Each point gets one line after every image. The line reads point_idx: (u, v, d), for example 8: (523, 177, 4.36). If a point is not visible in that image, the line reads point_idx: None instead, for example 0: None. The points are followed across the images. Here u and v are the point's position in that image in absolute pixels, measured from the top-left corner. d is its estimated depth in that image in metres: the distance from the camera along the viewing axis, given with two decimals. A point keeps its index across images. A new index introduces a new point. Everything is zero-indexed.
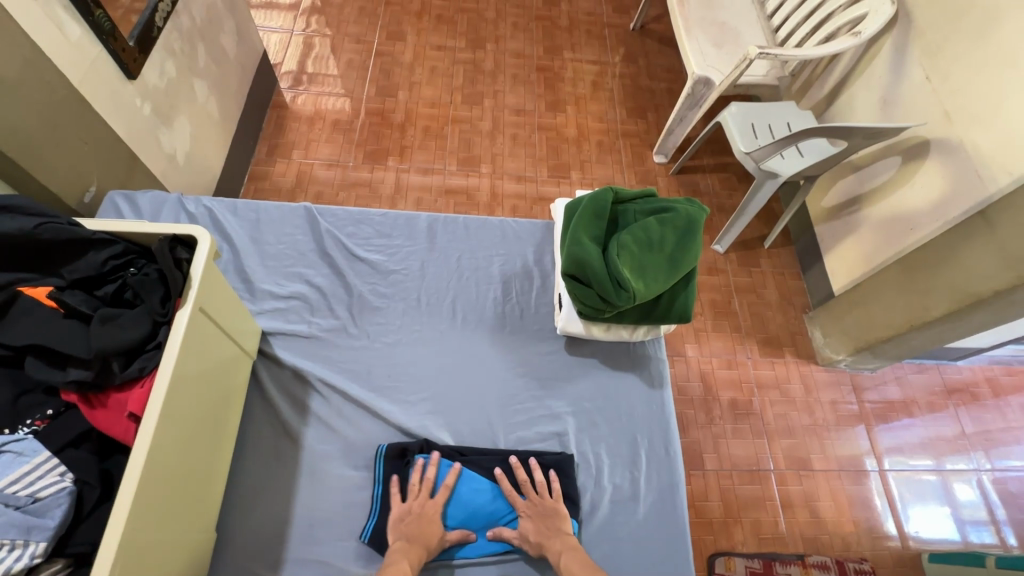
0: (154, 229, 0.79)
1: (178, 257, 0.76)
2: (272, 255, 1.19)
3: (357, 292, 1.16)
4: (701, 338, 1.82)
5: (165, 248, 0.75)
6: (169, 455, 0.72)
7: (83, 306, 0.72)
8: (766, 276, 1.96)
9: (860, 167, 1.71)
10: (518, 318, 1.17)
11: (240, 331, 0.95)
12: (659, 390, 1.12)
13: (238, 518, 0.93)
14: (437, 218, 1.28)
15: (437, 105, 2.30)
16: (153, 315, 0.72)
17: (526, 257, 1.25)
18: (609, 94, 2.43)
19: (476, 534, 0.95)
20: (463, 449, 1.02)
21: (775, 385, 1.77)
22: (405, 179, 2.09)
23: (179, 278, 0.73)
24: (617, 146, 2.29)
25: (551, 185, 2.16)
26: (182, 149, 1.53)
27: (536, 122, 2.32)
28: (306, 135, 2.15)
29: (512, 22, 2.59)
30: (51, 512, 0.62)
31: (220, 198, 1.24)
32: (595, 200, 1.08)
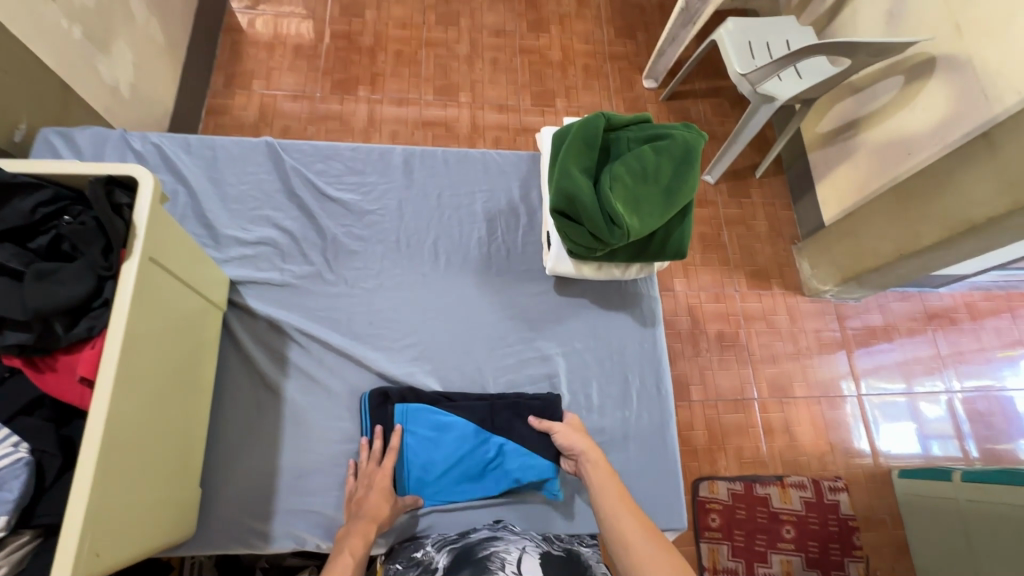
0: (84, 170, 0.69)
1: (118, 202, 0.67)
2: (235, 197, 1.09)
3: (330, 236, 1.08)
4: (690, 272, 1.79)
5: (99, 192, 0.65)
6: (134, 420, 0.67)
7: (12, 262, 0.63)
8: (756, 207, 1.91)
9: (860, 88, 1.61)
10: (504, 259, 1.11)
11: (204, 282, 0.88)
12: (650, 329, 1.09)
13: (222, 474, 0.90)
14: (414, 151, 1.17)
15: (408, 26, 2.09)
16: (95, 269, 0.64)
17: (511, 192, 1.17)
18: (595, 10, 2.23)
19: (464, 481, 0.94)
20: (450, 394, 0.99)
21: (761, 317, 1.77)
22: (378, 110, 1.94)
23: (120, 227, 0.65)
24: (605, 70, 2.13)
25: (535, 114, 2.03)
26: (125, 80, 1.37)
27: (518, 44, 2.13)
28: (266, 62, 1.95)
29: None
30: (9, 484, 0.57)
31: (170, 134, 1.11)
32: (588, 127, 0.99)
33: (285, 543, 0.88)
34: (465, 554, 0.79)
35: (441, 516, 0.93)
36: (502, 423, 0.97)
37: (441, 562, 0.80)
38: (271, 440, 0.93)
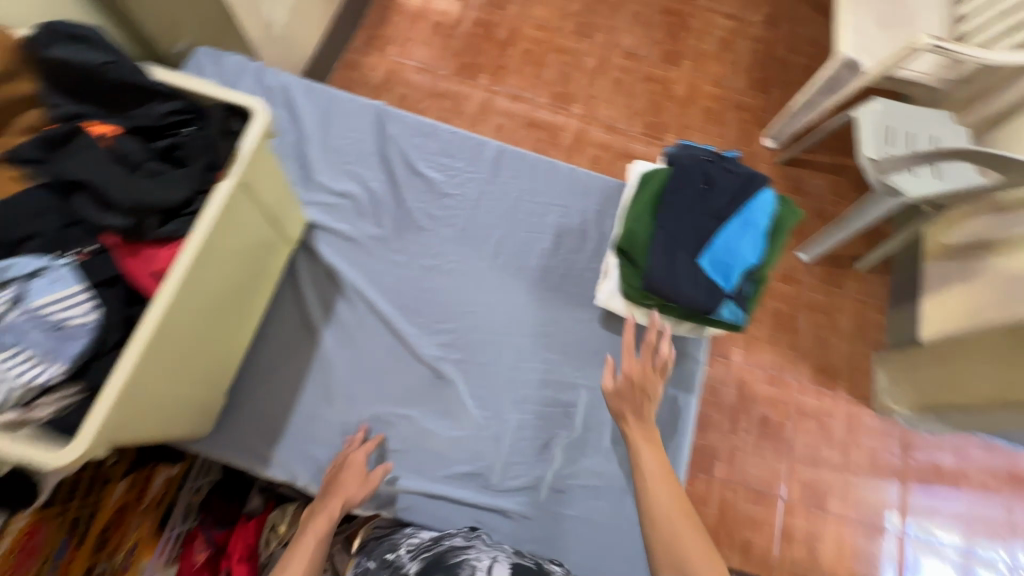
0: (215, 93, 0.78)
1: (231, 129, 0.77)
2: (334, 148, 1.16)
3: (406, 207, 1.13)
4: (751, 346, 1.69)
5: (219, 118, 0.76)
6: (190, 320, 0.74)
7: (133, 154, 0.72)
8: (845, 301, 1.77)
9: (1005, 206, 1.36)
10: (560, 277, 1.11)
11: (284, 218, 0.95)
12: (682, 394, 1.05)
13: (247, 392, 0.98)
14: (506, 148, 1.19)
15: (544, 28, 2.13)
16: (195, 178, 0.73)
17: (588, 214, 1.16)
18: (735, 56, 2.16)
19: (758, 221, 0.91)
20: (702, 184, 0.93)
21: (815, 416, 1.64)
22: (492, 101, 2.01)
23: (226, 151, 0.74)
24: (726, 118, 2.07)
25: (641, 143, 2.00)
26: (281, 20, 1.52)
27: (645, 71, 2.11)
28: (405, 32, 2.07)
29: None
30: (74, 342, 0.66)
31: (297, 77, 1.21)
32: (695, 160, 0.96)
33: (279, 473, 0.94)
34: (435, 563, 0.77)
35: (423, 501, 0.96)
36: (704, 237, 0.90)
37: (412, 568, 0.78)
38: (298, 376, 1.00)
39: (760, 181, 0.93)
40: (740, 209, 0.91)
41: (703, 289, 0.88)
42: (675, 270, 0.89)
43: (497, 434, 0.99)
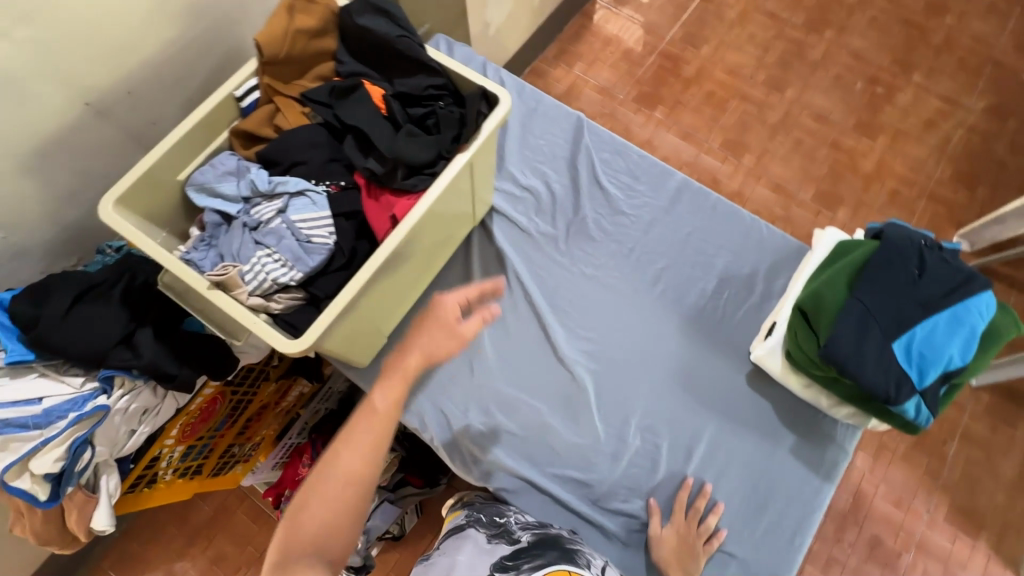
0: (471, 77, 0.90)
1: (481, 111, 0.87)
2: (530, 146, 1.25)
3: (582, 214, 1.18)
4: (884, 456, 1.51)
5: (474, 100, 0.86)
6: (399, 259, 0.88)
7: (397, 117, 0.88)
8: (1015, 443, 1.52)
9: None
10: (714, 321, 1.09)
11: (478, 197, 1.06)
12: (820, 480, 0.97)
13: (402, 337, 1.07)
14: (691, 184, 1.20)
15: (734, 74, 2.10)
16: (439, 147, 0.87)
17: (758, 268, 1.12)
18: (941, 142, 1.96)
19: (973, 324, 0.84)
20: (913, 268, 0.88)
21: (942, 558, 1.44)
22: (661, 135, 2.02)
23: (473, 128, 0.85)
24: (913, 206, 1.89)
25: (808, 210, 1.90)
26: (495, 23, 1.73)
27: (832, 137, 1.99)
28: (596, 52, 2.16)
29: (872, 16, 2.17)
30: (314, 256, 0.81)
31: (513, 76, 1.32)
32: (910, 241, 0.91)
33: (414, 420, 1.03)
34: (549, 540, 0.90)
35: (530, 490, 1.00)
36: (904, 322, 0.85)
37: (525, 538, 0.90)
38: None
39: (983, 282, 0.86)
40: (953, 306, 0.85)
41: (891, 377, 0.83)
42: (860, 348, 0.84)
43: (615, 453, 1.00)
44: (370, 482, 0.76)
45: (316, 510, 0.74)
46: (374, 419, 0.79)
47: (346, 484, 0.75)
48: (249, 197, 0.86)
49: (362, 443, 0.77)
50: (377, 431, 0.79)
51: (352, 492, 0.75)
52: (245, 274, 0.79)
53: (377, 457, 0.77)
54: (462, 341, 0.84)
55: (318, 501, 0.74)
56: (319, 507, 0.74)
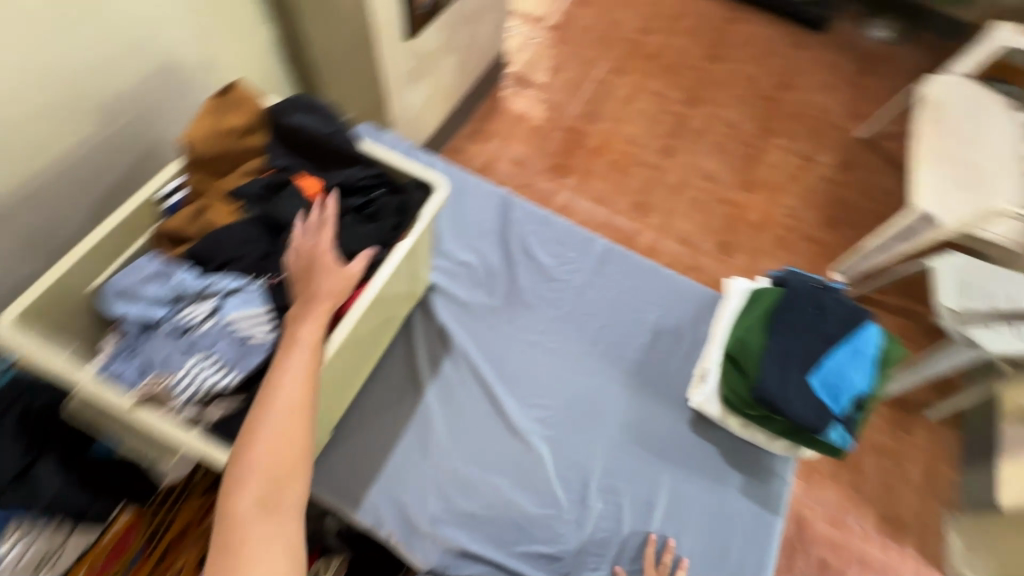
0: (406, 168, 0.96)
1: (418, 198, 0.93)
2: (462, 223, 1.30)
3: (518, 284, 1.22)
4: (814, 480, 1.63)
5: (412, 192, 0.93)
6: (348, 348, 0.88)
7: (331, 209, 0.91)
8: (915, 448, 1.71)
9: None
10: (654, 374, 1.15)
11: (417, 276, 1.08)
12: (771, 514, 1.02)
13: (347, 431, 1.03)
14: (613, 247, 1.30)
15: (632, 144, 2.35)
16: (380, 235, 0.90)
17: (684, 318, 1.22)
18: (808, 192, 2.30)
19: (870, 351, 0.97)
20: (813, 307, 1.00)
21: (880, 570, 1.54)
22: (576, 201, 2.19)
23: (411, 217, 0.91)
24: (796, 248, 2.16)
25: (712, 259, 2.11)
26: (413, 108, 1.84)
27: (722, 194, 2.26)
28: (508, 130, 2.34)
29: (735, 92, 2.56)
30: (254, 356, 0.78)
31: (439, 158, 1.40)
32: (806, 285, 1.04)
33: (368, 516, 0.97)
34: None
35: None
36: (813, 358, 0.95)
37: None
38: (399, 425, 1.04)
39: (869, 315, 1.00)
40: (850, 338, 0.97)
41: (814, 411, 0.92)
42: (783, 385, 0.93)
43: (578, 519, 1.00)
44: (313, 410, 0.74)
45: (265, 448, 0.71)
46: (299, 352, 0.75)
47: (288, 414, 0.72)
48: (175, 298, 0.81)
49: (295, 378, 0.73)
50: (307, 361, 0.75)
51: (296, 423, 0.72)
52: (177, 383, 0.76)
53: (313, 382, 0.75)
54: (351, 278, 0.81)
55: (264, 438, 0.71)
56: (264, 444, 0.70)
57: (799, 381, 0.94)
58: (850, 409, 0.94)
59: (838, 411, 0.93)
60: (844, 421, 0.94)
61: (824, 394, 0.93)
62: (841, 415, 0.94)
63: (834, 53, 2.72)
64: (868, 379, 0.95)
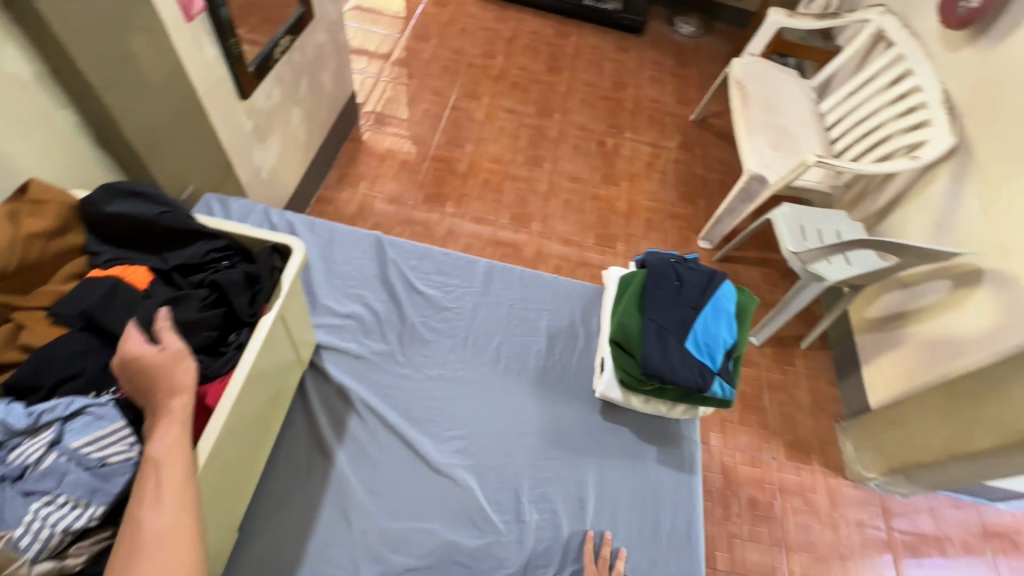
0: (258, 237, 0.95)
1: (274, 265, 0.92)
2: (339, 274, 1.27)
3: (410, 322, 1.21)
4: (727, 429, 1.78)
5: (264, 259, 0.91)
6: (235, 434, 0.83)
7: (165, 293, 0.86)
8: (799, 377, 1.94)
9: (908, 284, 1.71)
10: (558, 375, 1.20)
11: (299, 340, 1.03)
12: (687, 474, 1.10)
13: (255, 527, 0.95)
14: (494, 264, 1.34)
15: (499, 161, 2.45)
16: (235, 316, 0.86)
17: (574, 315, 1.29)
18: (662, 175, 2.54)
19: (728, 307, 1.10)
20: (676, 279, 1.11)
21: (798, 492, 1.71)
22: (458, 225, 2.21)
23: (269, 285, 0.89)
24: (664, 226, 2.37)
25: (595, 252, 2.24)
26: (267, 166, 1.76)
27: (590, 191, 2.43)
28: (375, 170, 2.32)
29: (581, 97, 2.77)
30: (116, 479, 0.70)
31: (302, 214, 1.36)
32: (665, 261, 1.15)
33: None
34: None
35: None
36: (686, 324, 1.05)
37: None
38: (313, 500, 0.98)
39: (721, 275, 1.13)
40: (711, 299, 1.09)
41: (695, 370, 1.02)
42: (667, 356, 1.02)
43: (518, 537, 1.00)
44: (197, 535, 0.67)
45: None
46: (169, 470, 0.69)
47: (167, 544, 0.64)
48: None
49: (169, 498, 0.67)
50: (181, 477, 0.69)
51: (181, 550, 0.64)
52: (17, 540, 0.63)
53: (192, 504, 0.68)
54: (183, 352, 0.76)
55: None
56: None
57: (679, 349, 1.03)
58: (725, 362, 1.06)
59: (715, 366, 1.04)
60: (724, 374, 1.05)
61: (703, 354, 1.04)
62: (719, 369, 1.04)
63: (655, 51, 3.06)
64: (731, 332, 1.08)
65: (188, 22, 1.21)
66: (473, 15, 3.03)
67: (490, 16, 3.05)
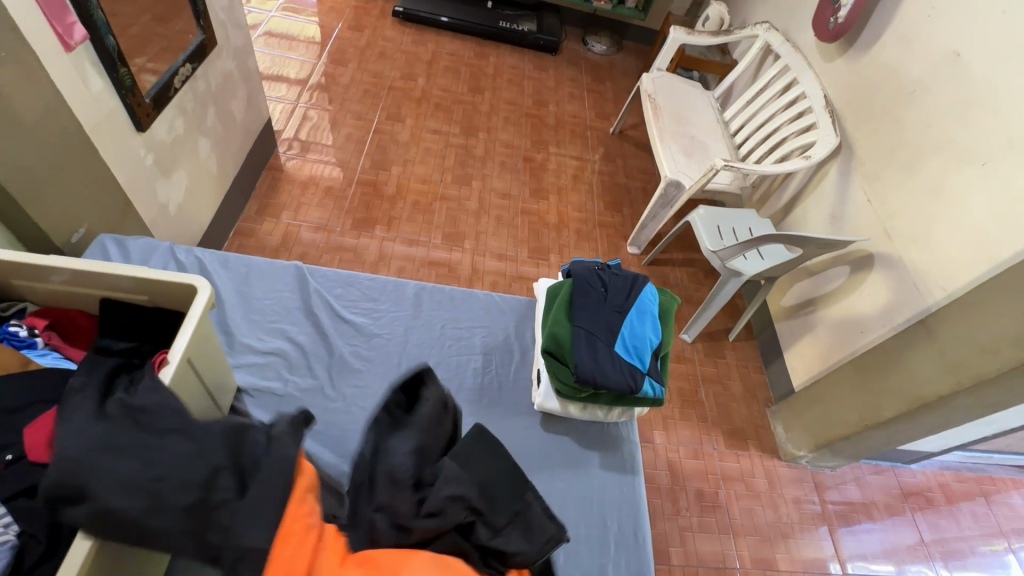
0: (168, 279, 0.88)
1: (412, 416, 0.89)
2: (257, 310, 1.21)
3: (338, 353, 1.17)
4: (669, 426, 1.84)
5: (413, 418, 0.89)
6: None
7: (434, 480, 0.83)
8: (730, 368, 2.05)
9: (815, 272, 1.87)
10: (497, 391, 1.19)
11: (216, 384, 0.97)
12: (630, 476, 1.13)
13: None
14: (424, 286, 1.33)
15: (427, 182, 2.43)
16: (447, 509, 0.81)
17: (508, 330, 1.29)
18: (588, 186, 2.63)
19: (652, 308, 1.15)
20: (601, 286, 1.15)
21: (740, 478, 1.78)
22: (389, 248, 2.17)
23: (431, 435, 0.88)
24: (594, 234, 2.44)
25: (531, 265, 2.26)
26: (175, 201, 1.65)
27: (520, 206, 2.46)
28: (298, 198, 2.24)
29: (504, 116, 2.82)
30: None
31: (213, 250, 1.29)
32: (589, 269, 1.18)
33: None
34: None
35: None
36: (613, 330, 1.08)
37: None
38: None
39: (643, 278, 1.18)
40: (635, 302, 1.14)
41: (625, 372, 1.04)
42: (599, 363, 1.03)
43: None
44: None
45: None
46: None
47: None
48: None
49: None
50: None
51: None
52: None
53: None
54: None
55: None
56: None
57: (610, 356, 1.05)
58: (653, 362, 1.09)
59: (645, 368, 1.07)
60: (653, 374, 1.08)
61: (632, 358, 1.07)
62: (649, 369, 1.08)
63: (571, 69, 3.19)
64: (657, 333, 1.12)
65: (67, 53, 1.13)
66: (390, 39, 3.03)
67: (408, 39, 3.06)
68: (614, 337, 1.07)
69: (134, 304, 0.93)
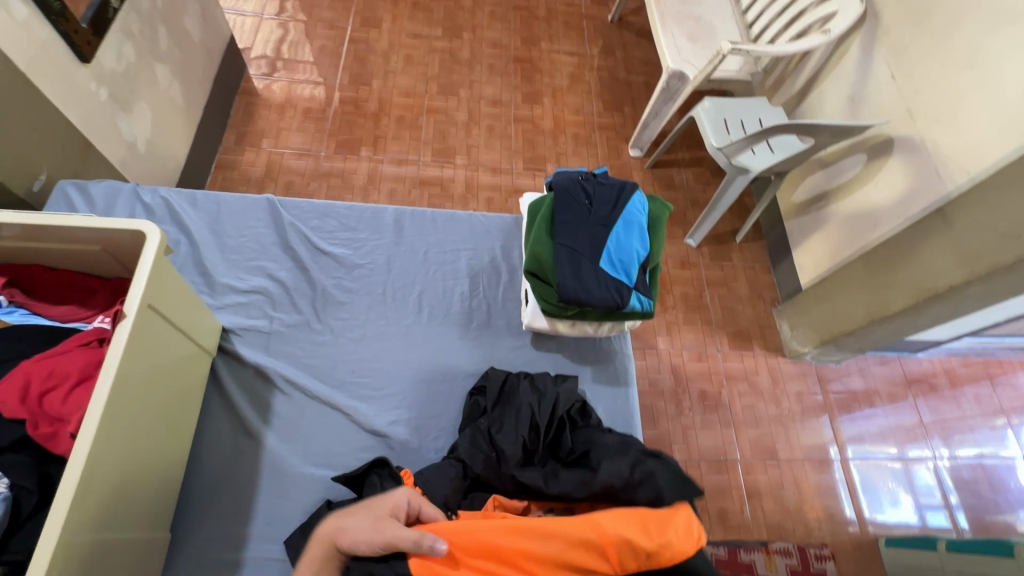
0: (114, 225, 0.83)
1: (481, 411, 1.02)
2: (233, 248, 1.18)
3: (321, 287, 1.15)
4: (672, 331, 1.84)
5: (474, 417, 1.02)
6: (126, 422, 0.75)
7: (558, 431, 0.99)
8: (736, 270, 1.99)
9: (828, 163, 1.74)
10: (486, 314, 1.17)
11: (195, 327, 0.95)
12: (623, 387, 1.13)
13: (192, 527, 0.91)
14: (404, 211, 1.27)
15: (411, 94, 2.26)
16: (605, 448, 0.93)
17: (494, 250, 1.25)
18: (586, 86, 2.42)
19: (641, 220, 1.08)
20: (586, 199, 1.08)
21: (743, 377, 1.80)
22: (379, 169, 2.07)
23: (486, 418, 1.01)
24: (593, 138, 2.28)
25: (527, 177, 2.15)
26: (143, 136, 1.57)
27: (513, 113, 2.30)
28: (276, 123, 2.11)
29: (490, 11, 2.55)
30: None
31: (179, 189, 1.23)
32: (573, 180, 1.11)
33: None
34: None
35: None
36: (597, 246, 1.03)
37: None
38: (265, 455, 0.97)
39: (631, 186, 1.10)
40: (621, 213, 1.07)
41: (610, 288, 1.00)
42: (583, 282, 0.99)
43: None
44: None
45: None
46: None
47: None
48: None
49: None
50: None
51: None
52: None
53: None
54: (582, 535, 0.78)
55: None
56: None
57: (595, 275, 1.00)
58: (642, 277, 1.05)
59: (632, 284, 1.03)
60: (641, 288, 1.04)
61: (619, 275, 1.02)
62: (638, 285, 1.03)
63: None
64: (645, 246, 1.06)
65: None
66: None
67: None
68: (598, 254, 1.02)
69: (88, 251, 0.90)
